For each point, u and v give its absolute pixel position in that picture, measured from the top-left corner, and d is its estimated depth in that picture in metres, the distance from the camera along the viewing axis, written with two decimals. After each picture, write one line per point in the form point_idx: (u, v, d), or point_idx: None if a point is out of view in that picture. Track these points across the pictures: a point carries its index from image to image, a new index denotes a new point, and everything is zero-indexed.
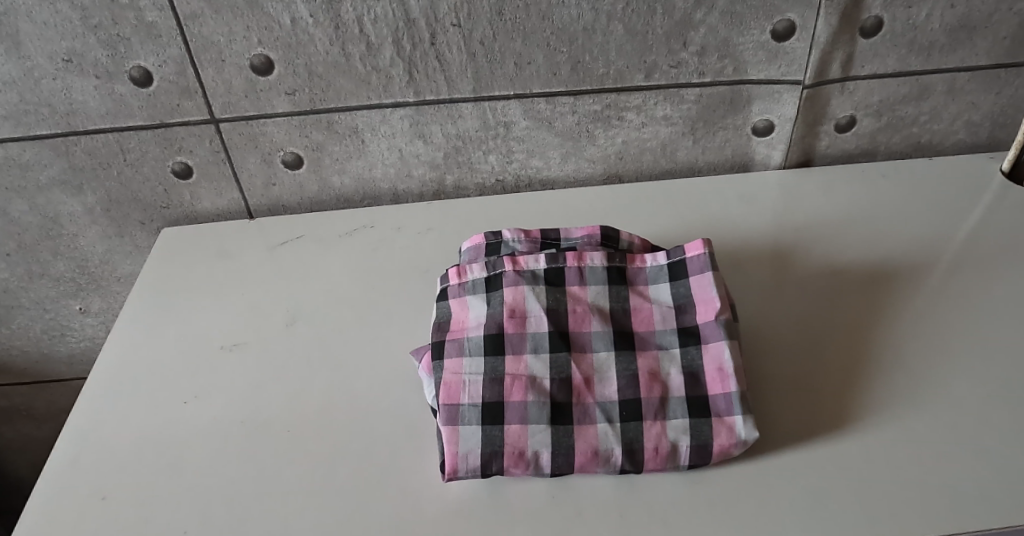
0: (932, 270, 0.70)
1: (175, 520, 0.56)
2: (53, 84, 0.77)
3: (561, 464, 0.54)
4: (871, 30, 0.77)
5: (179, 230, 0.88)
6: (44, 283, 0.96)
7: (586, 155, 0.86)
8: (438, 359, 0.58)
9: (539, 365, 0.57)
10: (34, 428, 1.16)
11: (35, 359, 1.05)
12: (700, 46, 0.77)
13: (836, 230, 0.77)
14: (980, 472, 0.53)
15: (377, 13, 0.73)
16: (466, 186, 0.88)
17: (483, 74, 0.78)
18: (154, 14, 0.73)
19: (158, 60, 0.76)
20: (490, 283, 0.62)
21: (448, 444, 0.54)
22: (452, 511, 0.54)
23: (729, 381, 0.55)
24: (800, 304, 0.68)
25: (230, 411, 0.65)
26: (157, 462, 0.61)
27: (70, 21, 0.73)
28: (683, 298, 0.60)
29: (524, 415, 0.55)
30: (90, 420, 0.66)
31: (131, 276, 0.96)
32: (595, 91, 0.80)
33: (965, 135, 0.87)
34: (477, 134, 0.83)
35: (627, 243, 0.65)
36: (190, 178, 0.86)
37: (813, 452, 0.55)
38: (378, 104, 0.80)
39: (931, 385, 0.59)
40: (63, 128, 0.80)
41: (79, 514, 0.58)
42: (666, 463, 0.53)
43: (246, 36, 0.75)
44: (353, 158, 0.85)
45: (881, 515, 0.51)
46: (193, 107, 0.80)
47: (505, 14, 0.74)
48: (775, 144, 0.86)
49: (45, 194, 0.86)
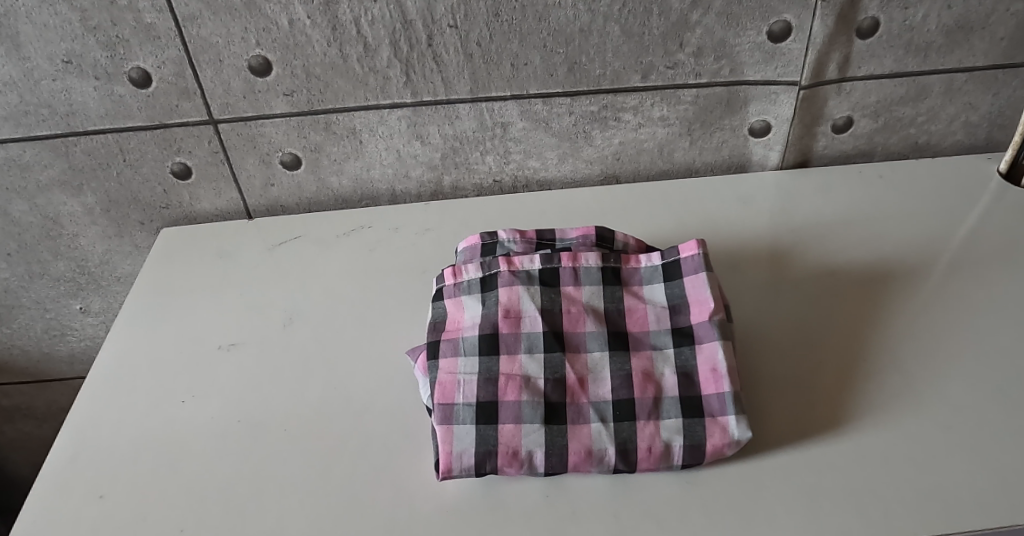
0: (928, 271, 0.70)
1: (171, 518, 0.56)
2: (53, 85, 0.77)
3: (554, 464, 0.54)
4: (868, 31, 0.77)
5: (178, 230, 0.88)
6: (45, 282, 0.96)
7: (584, 156, 0.86)
8: (433, 359, 0.58)
9: (534, 365, 0.57)
10: (34, 428, 1.17)
11: (35, 358, 1.06)
12: (697, 47, 0.77)
13: (832, 231, 0.77)
14: (973, 473, 0.53)
15: (374, 14, 0.74)
16: (464, 187, 0.89)
17: (480, 75, 0.79)
18: (153, 16, 0.73)
19: (157, 61, 0.76)
20: (485, 284, 0.62)
21: (442, 443, 0.54)
22: (447, 510, 0.54)
23: (723, 381, 0.55)
24: (795, 304, 0.68)
25: (226, 411, 0.65)
26: (154, 461, 0.61)
27: (69, 22, 0.73)
28: (677, 299, 0.60)
29: (519, 415, 0.55)
30: (89, 419, 0.66)
31: (130, 276, 0.96)
32: (592, 92, 0.81)
33: (962, 135, 0.87)
34: (475, 135, 0.84)
35: (623, 244, 0.66)
36: (189, 179, 0.86)
37: (807, 452, 0.55)
38: (376, 105, 0.80)
39: (925, 386, 0.59)
40: (63, 129, 0.81)
41: (76, 512, 0.58)
42: (660, 463, 0.54)
43: (244, 38, 0.75)
44: (351, 159, 0.85)
45: (874, 515, 0.51)
46: (192, 108, 0.80)
47: (502, 15, 0.74)
48: (772, 145, 0.86)
49: (45, 194, 0.86)
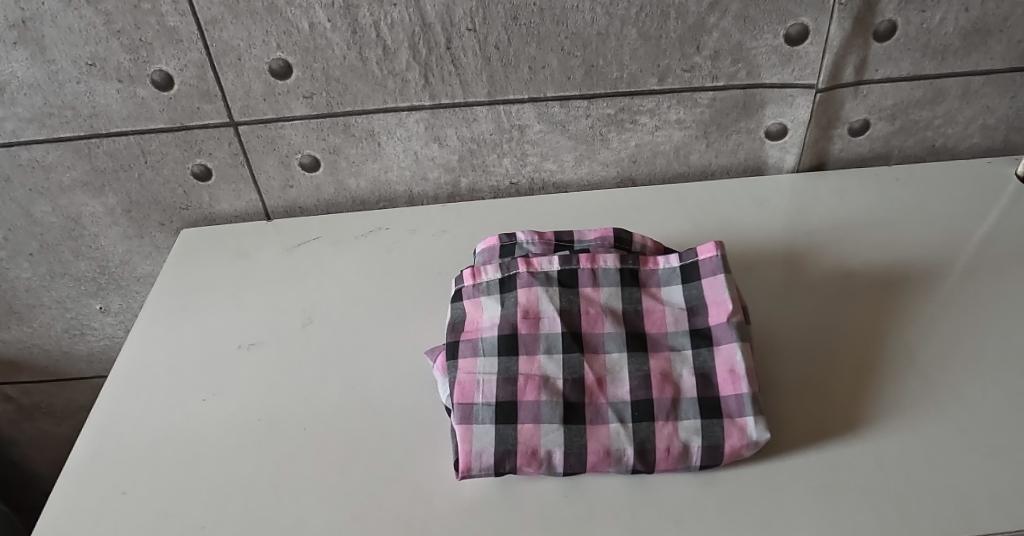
0: (946, 274, 0.70)
1: (193, 515, 0.57)
2: (77, 87, 0.79)
3: (573, 464, 0.54)
4: (885, 34, 0.77)
5: (198, 231, 0.89)
6: (66, 282, 0.98)
7: (599, 159, 0.87)
8: (453, 360, 0.59)
9: (553, 365, 0.58)
10: (53, 426, 1.18)
11: (55, 357, 1.07)
12: (714, 50, 0.78)
13: (849, 233, 0.77)
14: (991, 477, 0.52)
15: (394, 17, 0.75)
16: (481, 189, 0.89)
17: (498, 78, 0.79)
18: (176, 19, 0.74)
19: (178, 64, 0.77)
20: (504, 285, 0.62)
21: (462, 442, 0.55)
22: (465, 507, 0.55)
23: (741, 382, 0.56)
24: (812, 306, 0.68)
25: (246, 409, 0.66)
26: (175, 458, 0.62)
27: (94, 26, 0.74)
28: (695, 300, 0.61)
29: (537, 415, 0.55)
30: (110, 417, 0.67)
31: (150, 276, 0.98)
32: (609, 95, 0.81)
33: (979, 138, 0.86)
34: (492, 138, 0.84)
35: (640, 245, 0.66)
36: (209, 180, 0.87)
37: (825, 454, 0.56)
38: (394, 108, 0.81)
39: (943, 389, 0.59)
40: (87, 131, 0.82)
41: (99, 508, 0.59)
42: (677, 463, 0.54)
43: (265, 41, 0.76)
44: (369, 161, 0.86)
45: (894, 517, 0.51)
46: (213, 111, 0.81)
47: (520, 19, 0.75)
48: (788, 148, 0.86)
49: (68, 195, 0.88)
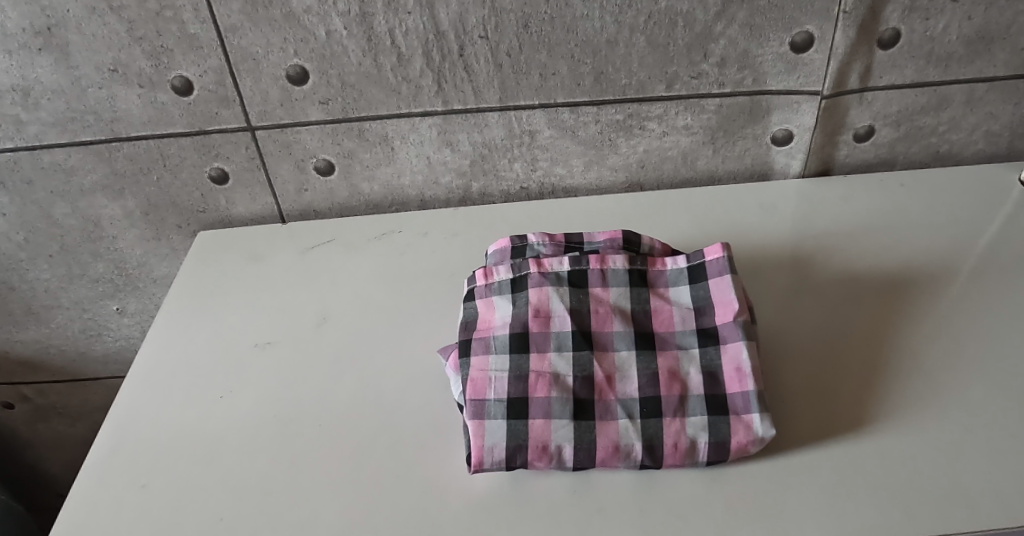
0: (951, 278, 0.71)
1: (210, 509, 0.59)
2: (99, 92, 0.81)
3: (583, 459, 0.55)
4: (888, 42, 0.78)
5: (214, 234, 0.91)
6: (84, 283, 1.00)
7: (608, 164, 0.88)
8: (465, 357, 0.61)
9: (563, 363, 0.59)
10: (67, 426, 1.20)
11: (72, 358, 1.09)
12: (721, 57, 0.79)
13: (856, 237, 0.78)
14: (995, 476, 0.53)
15: (409, 25, 0.76)
16: (491, 193, 0.91)
17: (509, 84, 0.81)
18: (196, 27, 0.76)
19: (198, 70, 0.79)
20: (516, 285, 0.64)
21: (474, 438, 0.56)
22: (478, 502, 0.56)
23: (747, 380, 0.57)
24: (819, 308, 0.70)
25: (262, 407, 0.67)
26: (194, 452, 0.64)
27: (117, 33, 0.77)
28: (702, 301, 0.62)
29: (548, 411, 0.57)
30: (130, 413, 0.69)
31: (167, 277, 1.00)
32: (618, 102, 0.83)
33: (984, 144, 0.87)
34: (503, 142, 0.86)
35: (648, 247, 0.68)
36: (225, 184, 0.89)
37: (830, 453, 0.57)
38: (408, 113, 0.83)
39: (947, 391, 0.60)
40: (108, 135, 0.84)
41: (119, 501, 0.61)
42: (685, 459, 0.55)
43: (283, 48, 0.78)
44: (382, 165, 0.88)
45: (897, 511, 0.52)
46: (231, 116, 0.83)
47: (531, 26, 0.77)
48: (794, 153, 0.87)
49: (88, 198, 0.90)
